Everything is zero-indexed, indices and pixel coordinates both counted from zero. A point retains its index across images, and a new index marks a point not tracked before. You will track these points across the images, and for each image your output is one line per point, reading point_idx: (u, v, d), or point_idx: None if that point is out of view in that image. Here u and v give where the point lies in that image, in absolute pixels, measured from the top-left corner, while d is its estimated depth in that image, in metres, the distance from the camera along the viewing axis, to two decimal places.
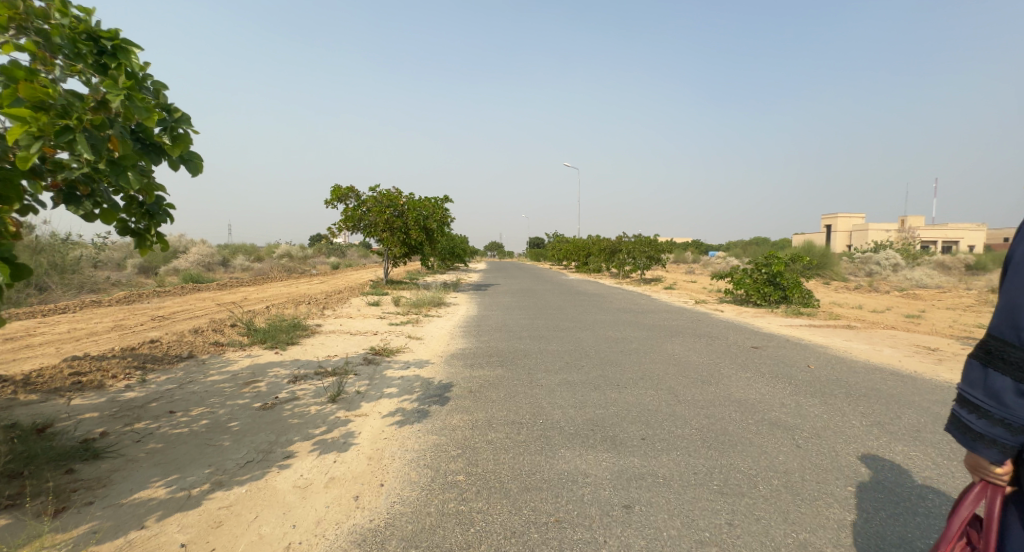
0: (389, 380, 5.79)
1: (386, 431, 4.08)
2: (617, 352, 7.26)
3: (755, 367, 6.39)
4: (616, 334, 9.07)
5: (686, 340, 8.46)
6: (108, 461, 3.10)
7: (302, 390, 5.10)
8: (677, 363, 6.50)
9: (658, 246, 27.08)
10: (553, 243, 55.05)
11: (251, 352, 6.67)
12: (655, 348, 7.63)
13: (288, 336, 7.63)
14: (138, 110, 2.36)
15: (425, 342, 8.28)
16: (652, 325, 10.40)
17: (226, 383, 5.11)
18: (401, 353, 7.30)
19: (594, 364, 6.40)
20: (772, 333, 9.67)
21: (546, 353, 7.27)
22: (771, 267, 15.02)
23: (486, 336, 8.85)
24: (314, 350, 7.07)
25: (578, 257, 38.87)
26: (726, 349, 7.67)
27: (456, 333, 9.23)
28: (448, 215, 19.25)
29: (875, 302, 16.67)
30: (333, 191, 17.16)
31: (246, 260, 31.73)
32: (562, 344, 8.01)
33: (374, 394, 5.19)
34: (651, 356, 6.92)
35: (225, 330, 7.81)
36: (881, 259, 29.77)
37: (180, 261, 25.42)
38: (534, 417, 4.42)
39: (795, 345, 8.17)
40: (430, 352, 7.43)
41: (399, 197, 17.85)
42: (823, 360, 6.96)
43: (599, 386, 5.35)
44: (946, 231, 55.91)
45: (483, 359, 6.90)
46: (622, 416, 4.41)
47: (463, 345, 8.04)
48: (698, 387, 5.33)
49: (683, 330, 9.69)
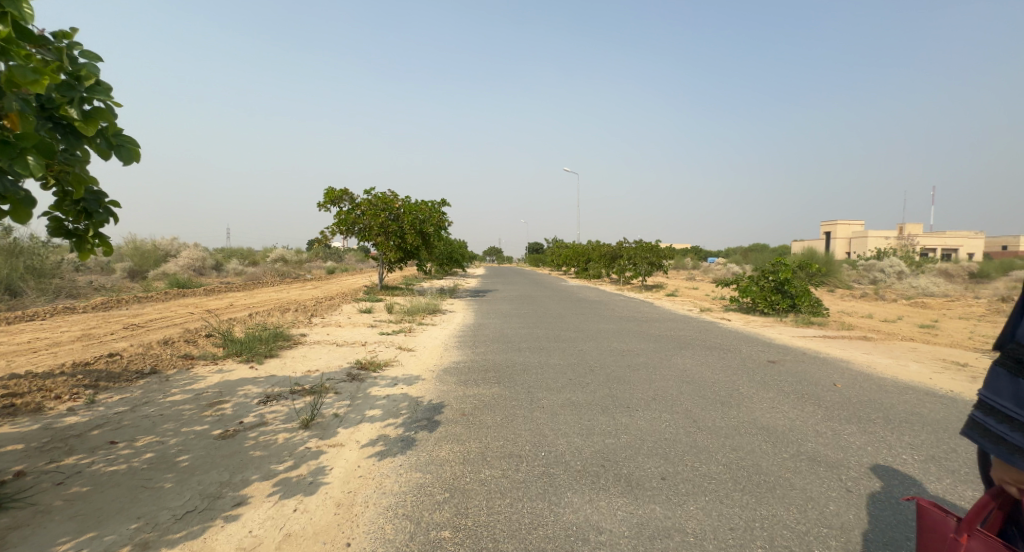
0: (373, 400, 5.20)
1: (363, 465, 3.50)
2: (625, 366, 6.71)
3: (777, 385, 5.83)
4: (622, 345, 8.50)
5: (697, 353, 7.89)
6: (10, 516, 2.51)
7: (273, 413, 4.51)
8: (691, 380, 5.94)
9: (660, 253, 26.61)
10: (552, 249, 54.63)
11: (223, 366, 6.08)
12: (665, 362, 7.07)
13: (267, 349, 7.04)
14: (21, 71, 1.79)
15: (417, 355, 7.67)
16: (659, 335, 9.83)
17: (186, 405, 4.53)
18: (389, 367, 6.72)
19: (600, 381, 5.84)
20: (785, 345, 9.15)
21: (547, 368, 6.71)
22: (779, 274, 14.51)
23: (483, 348, 8.27)
24: (294, 364, 6.47)
25: (578, 262, 38.33)
26: (742, 363, 7.12)
27: (451, 344, 8.64)
28: (445, 218, 18.72)
29: (885, 311, 16.15)
30: (326, 194, 16.62)
31: (240, 265, 31.14)
32: (564, 357, 7.44)
33: (355, 418, 4.61)
34: (661, 372, 6.36)
35: (199, 341, 7.22)
36: (885, 267, 29.32)
37: (171, 265, 24.85)
38: (536, 448, 3.84)
39: (813, 360, 7.64)
40: (422, 366, 6.86)
41: (395, 200, 17.33)
42: (848, 377, 6.42)
43: (607, 409, 4.79)
44: (946, 239, 55.69)
45: (479, 374, 6.32)
46: (637, 448, 3.84)
47: (458, 358, 7.46)
48: (718, 411, 4.77)
49: (693, 341, 9.13)
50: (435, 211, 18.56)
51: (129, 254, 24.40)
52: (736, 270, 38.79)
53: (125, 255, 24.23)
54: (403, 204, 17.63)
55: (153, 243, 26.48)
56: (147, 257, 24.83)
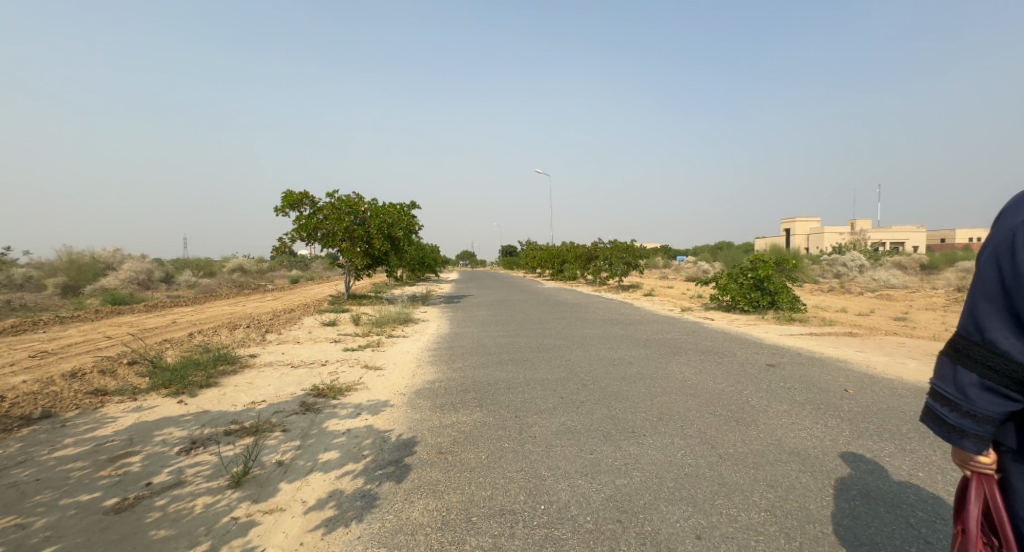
0: (329, 437, 4.28)
1: (306, 542, 2.63)
2: (621, 379, 6.01)
3: (789, 391, 5.24)
4: (611, 353, 7.80)
5: (692, 359, 7.27)
6: None
7: (194, 467, 3.56)
8: (697, 392, 5.28)
9: (635, 252, 26.40)
10: (525, 252, 54.11)
11: (143, 403, 5.02)
12: (661, 371, 6.40)
13: (203, 377, 5.99)
14: None
15: (385, 374, 6.73)
16: (647, 340, 9.22)
17: (77, 466, 3.53)
18: (352, 392, 5.79)
19: (596, 400, 5.10)
20: (777, 344, 8.73)
21: (534, 384, 5.94)
22: (759, 271, 14.29)
23: (459, 362, 7.41)
24: (235, 394, 5.45)
25: (552, 264, 37.85)
26: (744, 368, 6.53)
27: (423, 359, 7.73)
28: (415, 222, 17.67)
29: (858, 304, 16.18)
30: (284, 196, 15.34)
31: (193, 276, 29.05)
32: (551, 370, 6.68)
33: (304, 465, 3.70)
34: (662, 384, 5.69)
35: (119, 371, 6.09)
36: (847, 260, 30.02)
37: (113, 278, 22.84)
38: (532, 499, 3.05)
39: (813, 359, 7.18)
40: (390, 388, 5.96)
41: (360, 203, 16.21)
42: (858, 377, 5.93)
43: (611, 436, 4.06)
44: (894, 232, 58.40)
45: (456, 396, 5.48)
46: (655, 490, 3.11)
47: (432, 376, 6.58)
48: (737, 427, 4.11)
49: (684, 345, 8.55)
50: (404, 214, 17.50)
51: (65, 269, 22.27)
52: (706, 267, 39.21)
53: (59, 270, 22.10)
54: (369, 207, 16.53)
55: (91, 255, 24.32)
56: (85, 272, 22.75)
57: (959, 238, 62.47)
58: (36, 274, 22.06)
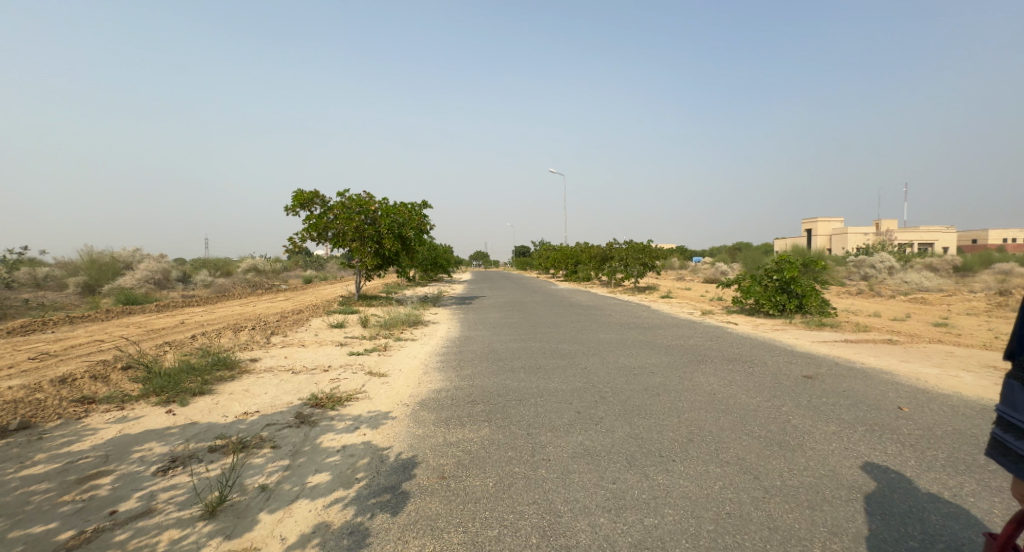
0: (322, 456, 3.87)
1: None
2: (642, 392, 5.49)
3: (834, 407, 4.67)
4: (630, 361, 7.28)
5: (718, 368, 6.72)
6: None
7: (167, 492, 3.18)
8: (729, 408, 4.74)
9: (652, 252, 25.76)
10: (539, 252, 53.73)
11: (129, 413, 4.71)
12: (686, 382, 5.87)
13: (197, 383, 5.66)
14: None
15: (389, 382, 6.34)
16: (668, 346, 8.66)
17: (41, 489, 3.20)
18: (352, 402, 5.39)
19: (617, 416, 4.61)
20: (810, 351, 8.10)
21: (548, 396, 5.48)
22: (784, 273, 13.71)
23: (468, 369, 6.97)
24: (228, 404, 5.09)
25: (566, 265, 37.27)
26: (778, 380, 5.95)
27: (431, 365, 7.32)
28: (427, 221, 17.31)
29: (892, 309, 15.28)
30: (294, 196, 15.11)
31: (210, 276, 29.27)
32: (566, 380, 6.20)
33: (290, 491, 3.29)
34: (689, 398, 5.17)
35: (112, 376, 5.81)
36: (876, 262, 28.81)
37: (130, 278, 23.07)
38: (546, 542, 2.58)
39: (854, 369, 6.56)
40: (393, 399, 5.55)
41: (371, 202, 15.93)
42: (910, 391, 5.31)
43: (635, 462, 3.56)
44: (923, 233, 56.27)
45: (462, 409, 5.03)
46: (693, 535, 2.61)
47: (438, 385, 6.15)
48: (781, 452, 3.59)
49: (709, 352, 7.97)
50: (415, 214, 17.15)
51: (86, 268, 22.60)
52: (725, 269, 38.19)
53: (81, 270, 22.43)
54: (380, 206, 16.24)
55: (111, 255, 24.65)
56: (105, 271, 23.02)
57: (991, 239, 60.01)
58: (58, 273, 22.40)
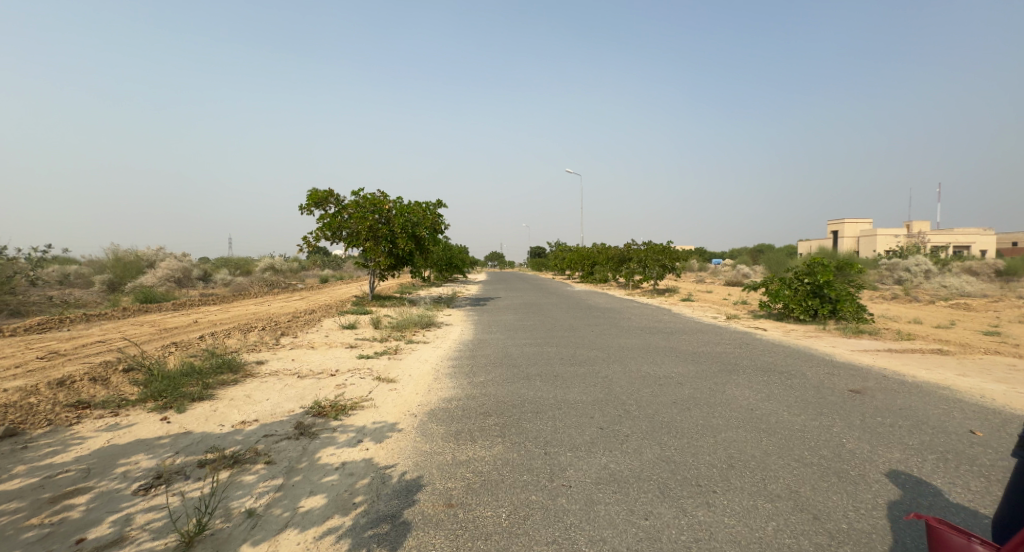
0: (319, 475, 3.52)
1: None
2: (669, 405, 5.03)
3: (893, 430, 4.13)
4: (654, 370, 6.80)
5: (752, 379, 6.18)
6: None
7: (144, 515, 2.85)
8: (770, 428, 4.24)
9: (673, 254, 25.06)
10: (556, 253, 53.22)
11: (122, 420, 4.43)
12: (717, 395, 5.37)
13: (197, 388, 5.39)
14: None
15: (397, 389, 5.99)
16: (694, 353, 8.12)
17: (11, 508, 2.90)
18: (358, 411, 5.06)
19: (644, 434, 4.16)
20: (850, 362, 7.48)
21: (566, 408, 5.06)
22: (817, 277, 12.99)
23: (482, 376, 6.58)
24: (226, 411, 4.79)
25: (583, 266, 36.70)
26: (820, 394, 5.40)
27: (443, 371, 6.95)
28: (442, 220, 17.00)
29: (934, 315, 14.36)
30: (309, 195, 14.99)
31: (229, 275, 29.62)
32: (586, 390, 5.76)
33: (280, 517, 2.94)
34: (723, 414, 4.67)
35: (112, 378, 5.59)
36: (910, 265, 27.51)
37: (153, 275, 23.41)
38: None
39: (906, 383, 5.95)
40: (401, 408, 5.21)
41: (385, 201, 15.73)
42: (975, 410, 4.73)
43: (669, 491, 3.12)
44: (958, 235, 53.85)
45: (474, 422, 4.65)
46: None
47: (450, 393, 5.78)
48: (842, 486, 3.08)
49: (739, 361, 7.43)
50: (429, 213, 16.86)
51: (112, 266, 23.08)
52: (748, 272, 37.12)
53: (107, 268, 22.89)
54: (394, 205, 16.01)
55: (136, 253, 25.14)
56: (129, 268, 23.45)
57: None
58: (84, 271, 22.88)
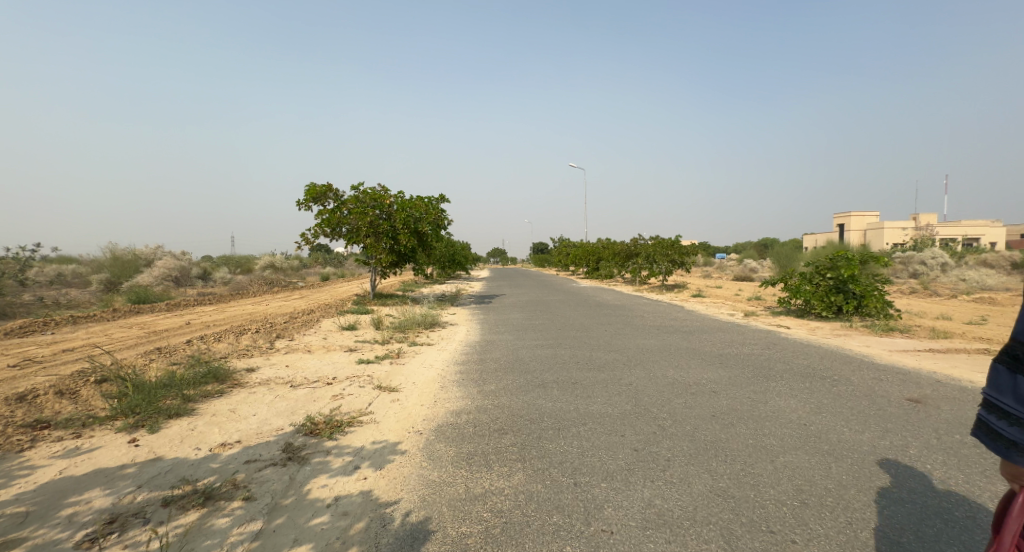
0: (306, 518, 2.92)
1: None
2: (709, 421, 4.43)
3: (984, 453, 3.50)
4: (682, 376, 6.17)
5: (793, 387, 5.56)
6: None
7: None
8: (832, 449, 3.64)
9: (682, 249, 24.40)
10: (559, 249, 52.67)
11: (83, 443, 3.84)
12: (760, 408, 4.77)
13: (175, 402, 4.80)
14: None
15: (400, 401, 5.41)
16: (720, 356, 7.51)
17: None
18: (356, 429, 4.46)
19: (688, 459, 3.56)
20: (891, 364, 6.89)
21: (591, 425, 4.46)
22: (841, 271, 12.35)
23: (492, 384, 5.99)
24: (205, 430, 4.19)
25: (587, 262, 36.02)
26: (877, 405, 4.78)
27: (449, 378, 6.36)
28: (445, 216, 16.36)
29: (961, 310, 13.72)
30: (307, 190, 14.42)
31: (229, 273, 29.17)
32: (611, 401, 5.16)
33: None
34: (774, 432, 4.05)
35: (82, 391, 5.00)
36: (927, 258, 26.72)
37: (151, 275, 22.92)
38: None
39: (966, 390, 5.34)
40: (403, 425, 4.61)
41: (386, 196, 15.10)
42: None
43: (737, 542, 2.51)
44: (968, 228, 52.94)
45: (489, 444, 4.04)
46: None
47: (459, 406, 5.20)
48: (954, 536, 2.47)
49: (771, 364, 6.82)
50: (432, 208, 16.21)
51: (109, 265, 22.66)
52: (755, 267, 36.46)
53: (105, 267, 22.47)
54: (396, 200, 15.40)
55: (134, 252, 24.69)
56: (127, 267, 22.96)
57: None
58: (82, 270, 22.48)
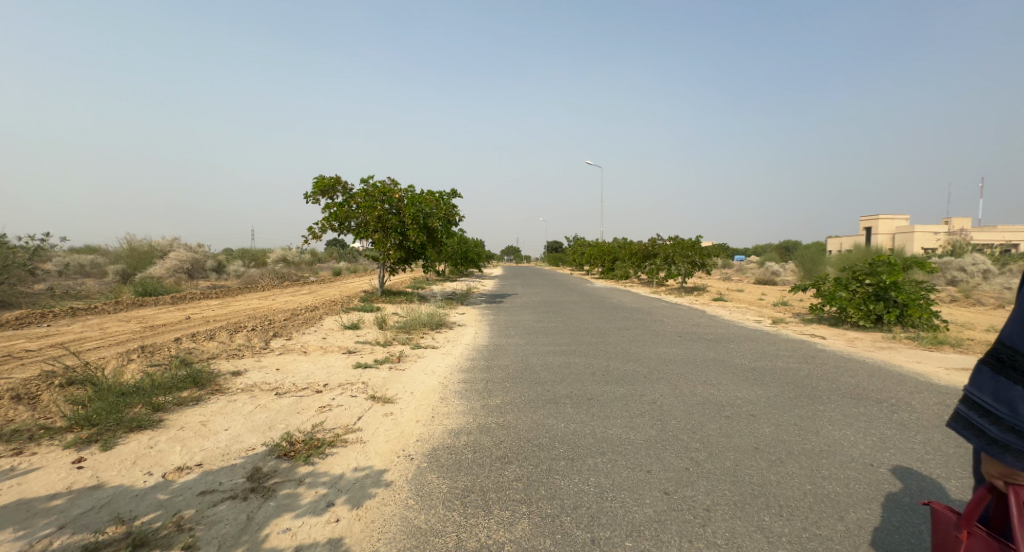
0: None
1: None
2: (752, 456, 3.73)
3: None
4: (713, 394, 5.45)
5: (846, 413, 4.80)
6: None
7: None
8: (916, 505, 2.92)
9: (703, 251, 23.49)
10: (574, 248, 52.09)
11: (18, 463, 3.30)
12: (812, 440, 4.05)
13: (142, 412, 4.25)
14: None
15: (394, 416, 4.81)
16: (754, 370, 6.73)
17: None
18: (339, 451, 3.87)
19: (733, 511, 2.91)
20: (953, 385, 6.07)
21: (611, 455, 3.80)
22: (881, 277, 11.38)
23: (498, 398, 5.36)
24: (164, 448, 3.63)
25: (602, 262, 35.12)
26: (953, 442, 4.01)
27: (451, 389, 5.74)
28: (456, 212, 15.72)
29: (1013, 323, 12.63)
30: (315, 182, 13.98)
31: (243, 266, 29.12)
32: (633, 424, 4.50)
33: None
34: (836, 475, 3.34)
35: (43, 396, 4.51)
36: (965, 265, 25.30)
37: (165, 266, 22.87)
38: None
39: None
40: (392, 448, 4.00)
41: (395, 189, 14.58)
42: None
43: None
44: (1006, 233, 50.52)
45: (488, 478, 3.40)
46: None
47: (459, 424, 4.58)
48: None
49: (813, 383, 6.04)
50: (443, 203, 15.60)
51: (126, 256, 22.69)
52: (779, 271, 35.17)
53: (121, 258, 22.51)
54: (406, 195, 14.92)
55: (150, 243, 24.72)
56: (143, 259, 22.94)
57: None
58: (99, 261, 22.54)
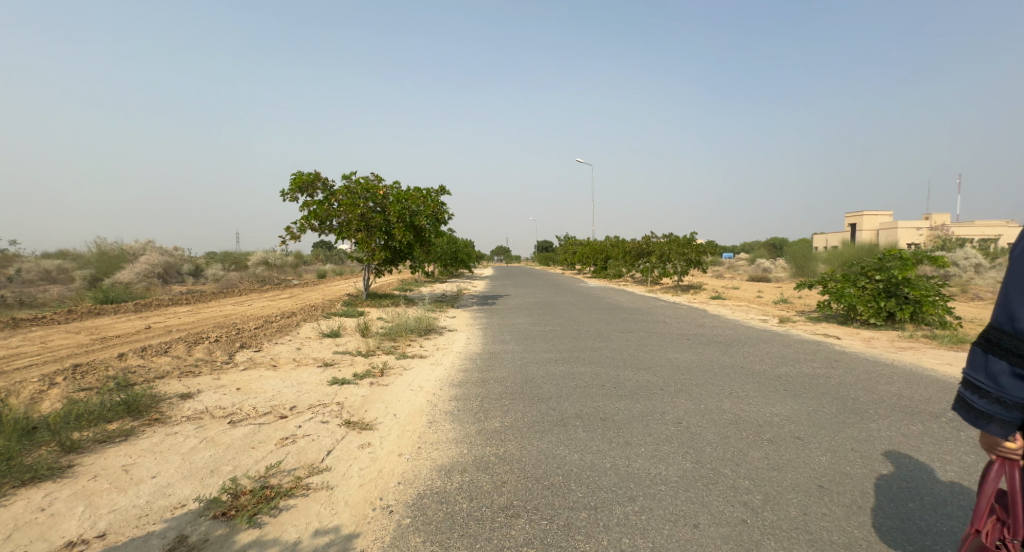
0: None
1: None
2: (819, 499, 2.97)
3: None
4: (746, 411, 4.69)
5: (909, 434, 4.07)
6: None
7: None
8: None
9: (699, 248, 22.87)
10: (564, 247, 51.29)
11: None
12: (884, 474, 3.30)
13: (47, 455, 3.35)
14: None
15: (371, 448, 3.97)
16: (782, 379, 5.99)
17: None
18: (297, 504, 3.01)
19: None
20: None
21: (642, 501, 3.02)
22: (893, 273, 10.77)
23: (496, 420, 4.53)
24: (60, 510, 2.75)
25: (596, 261, 34.41)
26: None
27: (441, 410, 4.90)
28: (445, 209, 14.83)
29: None
30: (292, 179, 13.03)
31: (222, 269, 27.77)
32: (661, 454, 3.73)
33: None
34: (939, 529, 2.59)
35: None
36: (959, 260, 25.12)
37: (135, 271, 21.50)
38: None
39: None
40: (366, 496, 3.16)
41: (379, 185, 13.62)
42: None
43: None
44: (989, 228, 51.06)
45: (490, 543, 2.58)
46: None
47: (451, 458, 3.75)
48: None
49: (853, 394, 5.31)
50: (431, 201, 14.62)
51: (94, 261, 21.34)
52: (772, 268, 34.79)
53: (89, 263, 21.16)
54: (391, 191, 13.91)
55: (121, 247, 23.33)
56: (113, 264, 21.58)
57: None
58: (66, 266, 21.14)
